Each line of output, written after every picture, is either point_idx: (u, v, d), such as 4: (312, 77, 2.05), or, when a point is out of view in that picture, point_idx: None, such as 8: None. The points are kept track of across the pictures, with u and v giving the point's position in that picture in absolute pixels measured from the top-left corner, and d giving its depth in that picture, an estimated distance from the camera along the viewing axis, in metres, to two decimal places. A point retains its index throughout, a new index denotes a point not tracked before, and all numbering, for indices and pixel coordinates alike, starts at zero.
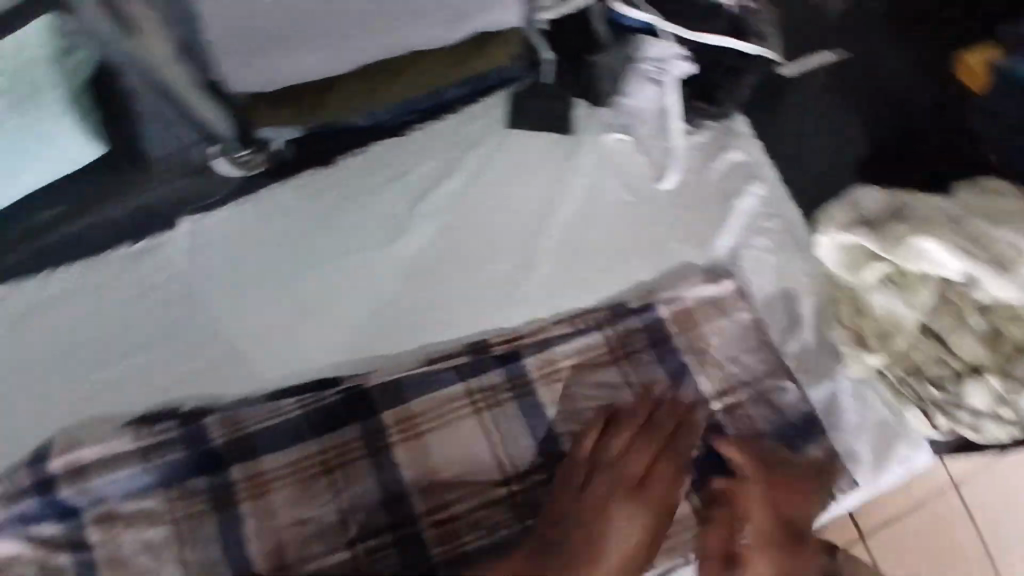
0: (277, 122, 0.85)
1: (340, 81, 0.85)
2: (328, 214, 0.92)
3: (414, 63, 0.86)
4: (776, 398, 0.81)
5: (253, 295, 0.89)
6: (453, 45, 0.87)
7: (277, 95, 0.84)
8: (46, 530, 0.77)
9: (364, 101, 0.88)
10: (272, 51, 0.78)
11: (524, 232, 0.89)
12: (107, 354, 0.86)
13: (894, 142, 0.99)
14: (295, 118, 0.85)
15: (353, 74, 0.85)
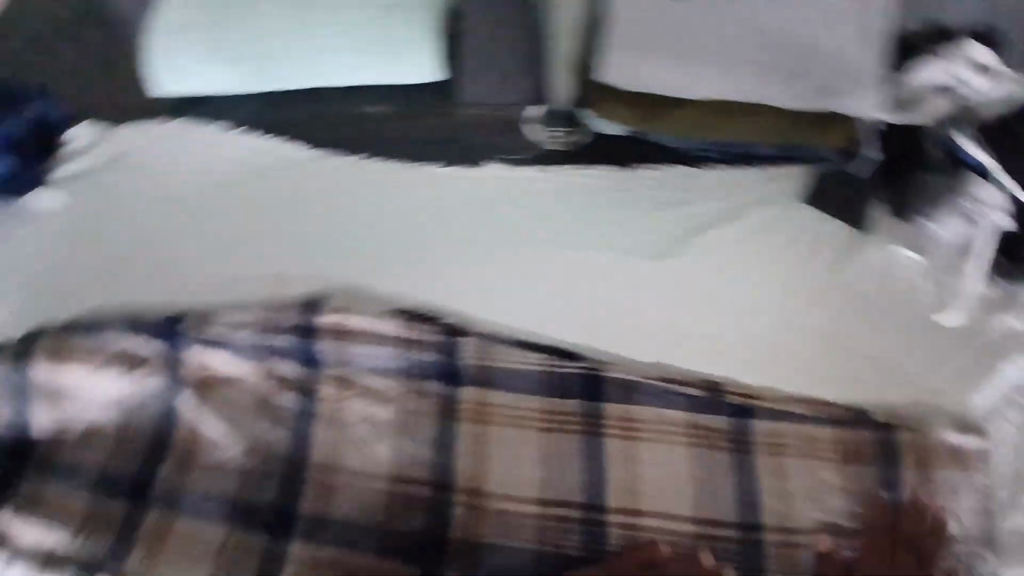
0: (613, 116, 0.90)
1: (685, 105, 0.89)
2: (609, 208, 0.94)
3: (756, 114, 0.89)
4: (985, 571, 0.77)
5: (521, 248, 0.93)
6: (799, 112, 0.89)
7: (631, 96, 0.89)
8: (294, 367, 0.87)
9: (694, 130, 0.90)
10: (656, 59, 0.87)
11: (790, 303, 0.90)
12: (387, 244, 0.95)
13: None
14: (631, 120, 0.90)
15: (699, 104, 0.89)
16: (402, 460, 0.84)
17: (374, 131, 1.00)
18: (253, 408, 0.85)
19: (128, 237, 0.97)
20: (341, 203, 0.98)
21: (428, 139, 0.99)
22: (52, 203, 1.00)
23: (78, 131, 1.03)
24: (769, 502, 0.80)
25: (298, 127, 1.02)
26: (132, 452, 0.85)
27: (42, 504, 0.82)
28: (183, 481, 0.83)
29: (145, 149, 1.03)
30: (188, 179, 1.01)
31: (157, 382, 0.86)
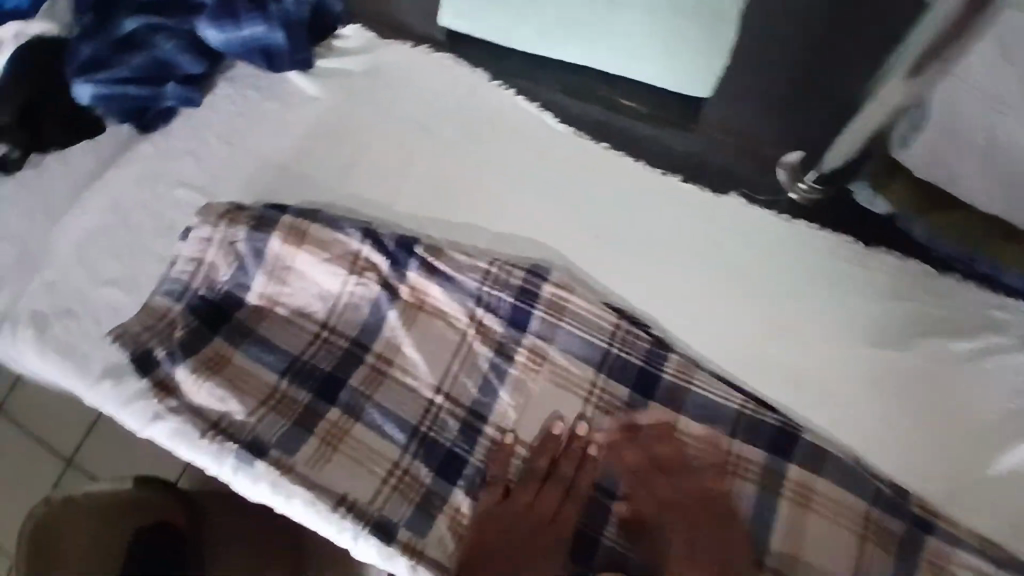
0: (877, 189, 0.95)
1: (949, 203, 0.93)
2: (795, 285, 0.94)
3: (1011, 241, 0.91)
4: None
5: (740, 286, 0.94)
6: None
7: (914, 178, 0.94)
8: (500, 322, 0.90)
9: (946, 229, 0.92)
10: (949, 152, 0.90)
11: (993, 435, 0.87)
12: (609, 238, 0.97)
13: None
14: (894, 195, 0.94)
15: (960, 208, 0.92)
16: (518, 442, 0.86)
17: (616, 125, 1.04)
18: (451, 348, 0.89)
19: (370, 148, 1.02)
20: (576, 185, 0.99)
21: (671, 152, 1.03)
22: (307, 89, 1.05)
23: (349, 30, 1.08)
24: None
25: (547, 96, 1.06)
26: (330, 350, 0.89)
27: (235, 368, 0.86)
28: (371, 391, 0.87)
29: (406, 71, 1.06)
30: (438, 113, 1.04)
31: (370, 291, 0.91)
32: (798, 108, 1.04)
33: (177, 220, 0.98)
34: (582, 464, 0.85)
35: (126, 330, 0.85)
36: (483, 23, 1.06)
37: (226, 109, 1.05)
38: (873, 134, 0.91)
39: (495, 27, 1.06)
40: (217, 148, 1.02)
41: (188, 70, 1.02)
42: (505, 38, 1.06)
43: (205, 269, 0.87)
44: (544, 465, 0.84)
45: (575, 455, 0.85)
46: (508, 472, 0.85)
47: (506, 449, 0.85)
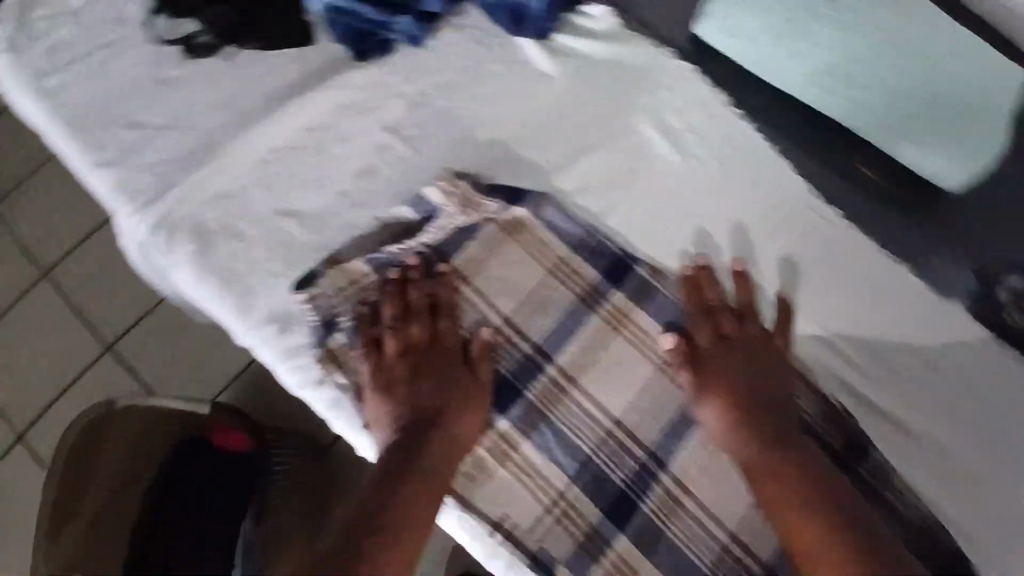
0: None
1: None
2: (1001, 412, 0.87)
3: None
4: None
5: (942, 397, 0.88)
6: None
7: None
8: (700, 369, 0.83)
9: None
10: None
11: None
12: (818, 305, 0.89)
13: None
14: None
15: None
16: (423, 351, 0.80)
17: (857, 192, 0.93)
18: (637, 391, 0.81)
19: (589, 141, 0.93)
20: (806, 255, 0.90)
21: (934, 235, 0.91)
22: (539, 61, 0.95)
23: (598, 10, 0.97)
24: None
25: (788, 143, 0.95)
26: (507, 354, 0.81)
27: (409, 353, 0.79)
28: (548, 406, 0.80)
29: (653, 76, 0.96)
30: (662, 125, 0.95)
31: (572, 300, 0.84)
32: None
33: (377, 166, 0.88)
34: (484, 351, 0.80)
35: (321, 292, 0.79)
36: (762, 52, 0.93)
37: (449, 58, 0.94)
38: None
39: (773, 60, 0.92)
40: (430, 99, 0.92)
41: (427, 7, 0.93)
42: (775, 76, 0.93)
43: (413, 245, 0.82)
44: (431, 341, 0.80)
45: (453, 315, 0.81)
46: (425, 399, 0.77)
47: (412, 351, 0.79)
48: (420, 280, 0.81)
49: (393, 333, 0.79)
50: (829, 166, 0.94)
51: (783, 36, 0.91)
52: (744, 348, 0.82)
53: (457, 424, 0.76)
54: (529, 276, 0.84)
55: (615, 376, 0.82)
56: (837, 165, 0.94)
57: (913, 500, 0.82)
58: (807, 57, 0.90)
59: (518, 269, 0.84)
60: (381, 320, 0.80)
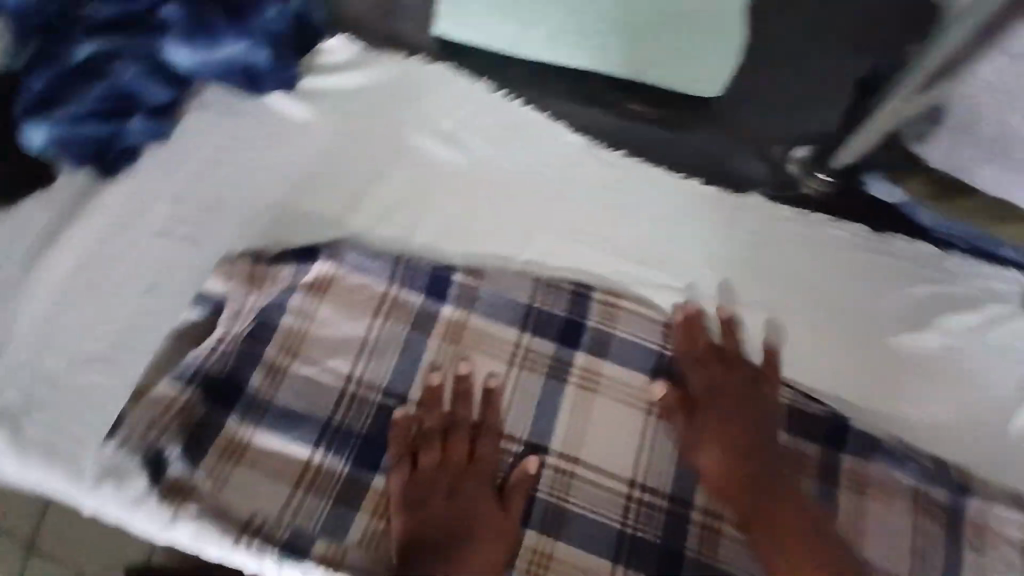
0: (905, 188, 0.95)
1: (974, 199, 0.93)
2: (820, 272, 0.94)
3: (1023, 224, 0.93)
4: None
5: (768, 280, 0.93)
6: None
7: (940, 177, 0.93)
8: (544, 343, 0.86)
9: (962, 223, 0.94)
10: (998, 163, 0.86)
11: (1008, 402, 0.92)
12: (632, 242, 0.93)
13: None
14: (929, 198, 0.95)
15: (986, 205, 0.93)
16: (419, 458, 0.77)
17: (637, 123, 1.00)
18: (494, 395, 0.82)
19: (367, 173, 0.92)
20: (606, 201, 0.94)
21: (708, 142, 1.00)
22: (290, 111, 0.93)
23: (337, 41, 0.96)
24: None
25: (561, 107, 0.99)
26: (359, 408, 0.80)
27: (250, 451, 0.78)
28: (416, 446, 0.78)
29: (404, 90, 0.97)
30: (431, 132, 0.95)
31: (403, 332, 0.83)
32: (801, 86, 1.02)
33: (161, 281, 0.86)
34: (475, 435, 0.80)
35: (132, 433, 0.77)
36: (509, 34, 0.98)
37: (203, 144, 0.92)
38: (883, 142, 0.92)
39: (523, 41, 0.98)
40: (198, 191, 0.90)
41: (154, 100, 0.88)
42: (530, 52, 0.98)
43: (221, 344, 0.80)
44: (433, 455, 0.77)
45: (461, 434, 0.79)
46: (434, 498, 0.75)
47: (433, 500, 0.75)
48: (242, 377, 0.79)
49: (226, 439, 0.78)
50: (601, 107, 0.99)
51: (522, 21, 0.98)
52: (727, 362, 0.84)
53: (480, 520, 0.75)
54: (348, 329, 0.82)
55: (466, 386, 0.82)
56: (608, 102, 0.99)
57: (778, 386, 0.87)
58: (552, 31, 0.98)
59: (335, 326, 0.82)
60: (214, 434, 0.78)
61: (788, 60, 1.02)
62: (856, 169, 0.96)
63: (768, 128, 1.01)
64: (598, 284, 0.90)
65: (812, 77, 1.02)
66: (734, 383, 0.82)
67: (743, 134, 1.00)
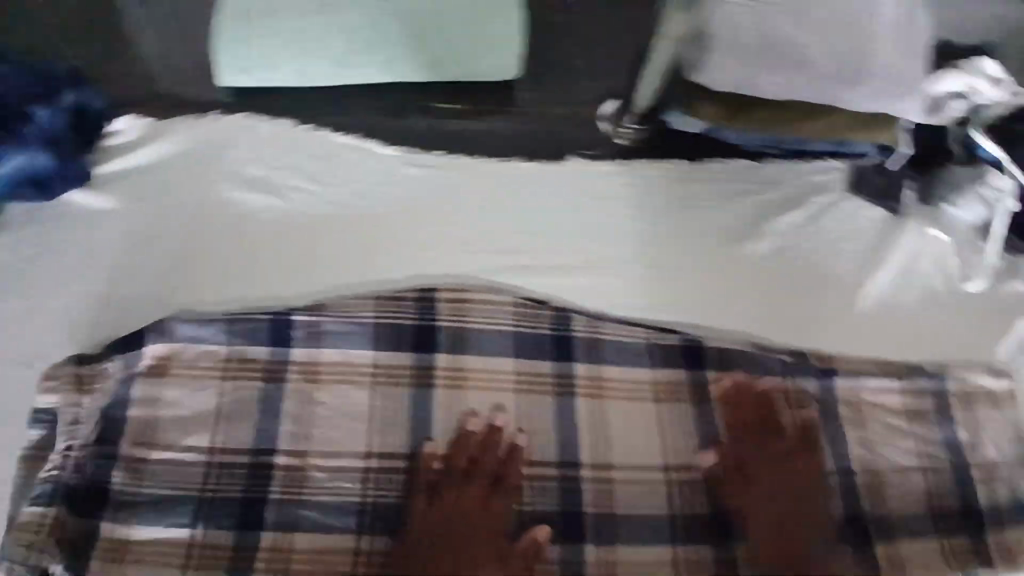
0: (699, 115, 1.00)
1: (760, 106, 1.00)
2: (650, 215, 1.01)
3: (812, 116, 1.01)
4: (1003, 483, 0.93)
5: (604, 233, 0.99)
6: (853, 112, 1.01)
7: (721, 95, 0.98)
8: (404, 355, 0.86)
9: (760, 129, 1.01)
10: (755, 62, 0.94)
11: (844, 280, 1.00)
12: (468, 233, 0.95)
13: None
14: (721, 117, 0.99)
15: (772, 105, 1.01)
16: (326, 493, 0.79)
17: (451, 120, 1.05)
18: (363, 418, 0.83)
19: (189, 242, 0.91)
20: (432, 202, 0.97)
21: (521, 121, 1.06)
22: (95, 203, 0.93)
23: (123, 123, 0.96)
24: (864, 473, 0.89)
25: (377, 126, 1.03)
26: (230, 474, 0.79)
27: (127, 551, 0.75)
28: (299, 491, 0.79)
29: (210, 149, 0.97)
30: (245, 183, 0.95)
31: (258, 387, 0.83)
32: (589, 54, 1.10)
33: (4, 406, 0.84)
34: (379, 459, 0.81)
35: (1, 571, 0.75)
36: (302, 71, 1.00)
37: (14, 261, 0.90)
38: (665, 71, 0.98)
39: (318, 73, 1.00)
40: (19, 309, 0.88)
41: None
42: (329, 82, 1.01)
43: (72, 452, 0.79)
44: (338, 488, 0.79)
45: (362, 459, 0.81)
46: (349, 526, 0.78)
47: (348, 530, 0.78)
48: (101, 480, 0.78)
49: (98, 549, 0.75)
50: (415, 116, 1.05)
51: (309, 54, 0.99)
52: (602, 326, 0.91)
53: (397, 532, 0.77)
54: (200, 400, 0.81)
55: (335, 420, 0.83)
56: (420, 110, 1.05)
57: (633, 328, 0.92)
58: (342, 55, 1.00)
59: (187, 402, 0.81)
60: (85, 546, 0.75)
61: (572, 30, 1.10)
62: (654, 107, 1.04)
63: (571, 94, 1.08)
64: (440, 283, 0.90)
65: (596, 45, 1.11)
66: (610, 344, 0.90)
67: (551, 104, 1.07)
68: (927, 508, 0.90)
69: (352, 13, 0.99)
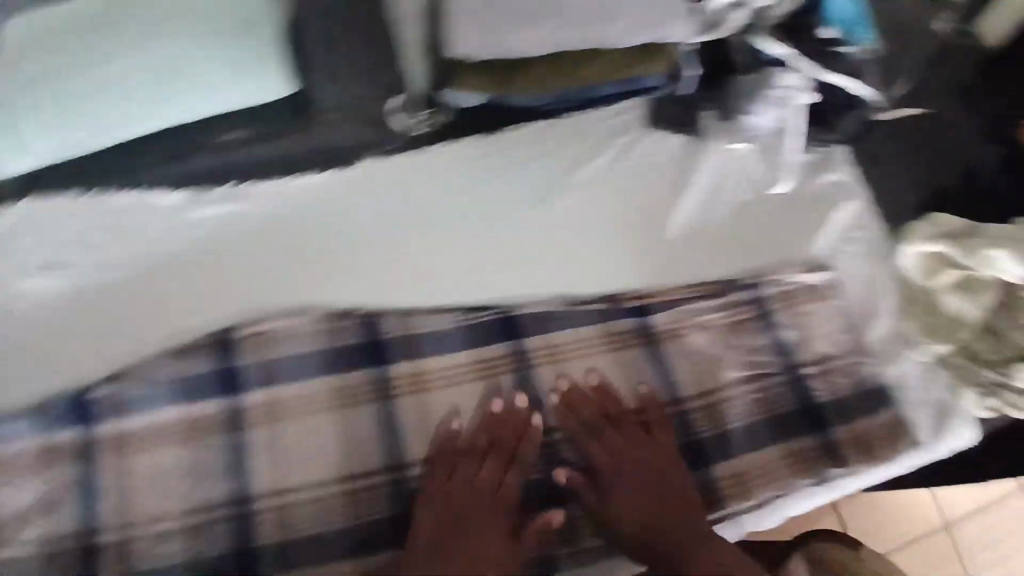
0: (470, 87, 0.96)
1: (527, 65, 0.97)
2: (449, 198, 1.00)
3: (588, 60, 0.98)
4: (839, 373, 0.94)
5: (404, 230, 0.98)
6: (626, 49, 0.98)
7: (482, 64, 0.96)
8: (207, 405, 0.87)
9: (536, 87, 0.98)
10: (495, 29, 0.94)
11: (653, 215, 1.02)
12: (265, 266, 0.96)
13: (975, 188, 1.06)
14: (488, 85, 0.96)
15: (542, 61, 0.97)
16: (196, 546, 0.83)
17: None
18: (180, 474, 0.85)
19: None
20: (227, 241, 0.97)
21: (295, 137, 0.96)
22: None
23: None
24: (698, 400, 0.92)
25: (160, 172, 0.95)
26: (63, 559, 0.82)
27: None
28: (133, 556, 0.82)
29: None
30: (30, 271, 0.94)
31: (78, 468, 0.85)
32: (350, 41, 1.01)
33: None
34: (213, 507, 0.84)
35: None
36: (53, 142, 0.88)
37: None
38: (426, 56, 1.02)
39: (71, 142, 0.89)
40: None
41: None
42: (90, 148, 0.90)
43: None
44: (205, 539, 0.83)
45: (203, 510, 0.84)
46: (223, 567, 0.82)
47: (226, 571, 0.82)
48: None
49: None
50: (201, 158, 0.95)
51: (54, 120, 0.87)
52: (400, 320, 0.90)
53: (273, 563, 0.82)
54: (26, 492, 0.84)
55: (157, 482, 0.85)
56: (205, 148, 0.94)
57: (444, 315, 0.91)
58: (94, 112, 0.88)
59: (14, 497, 0.84)
60: None
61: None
62: (433, 93, 0.99)
63: None
64: (236, 324, 0.91)
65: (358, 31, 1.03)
66: (420, 337, 0.90)
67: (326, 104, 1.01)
68: (763, 417, 0.92)
69: (94, 64, 0.88)
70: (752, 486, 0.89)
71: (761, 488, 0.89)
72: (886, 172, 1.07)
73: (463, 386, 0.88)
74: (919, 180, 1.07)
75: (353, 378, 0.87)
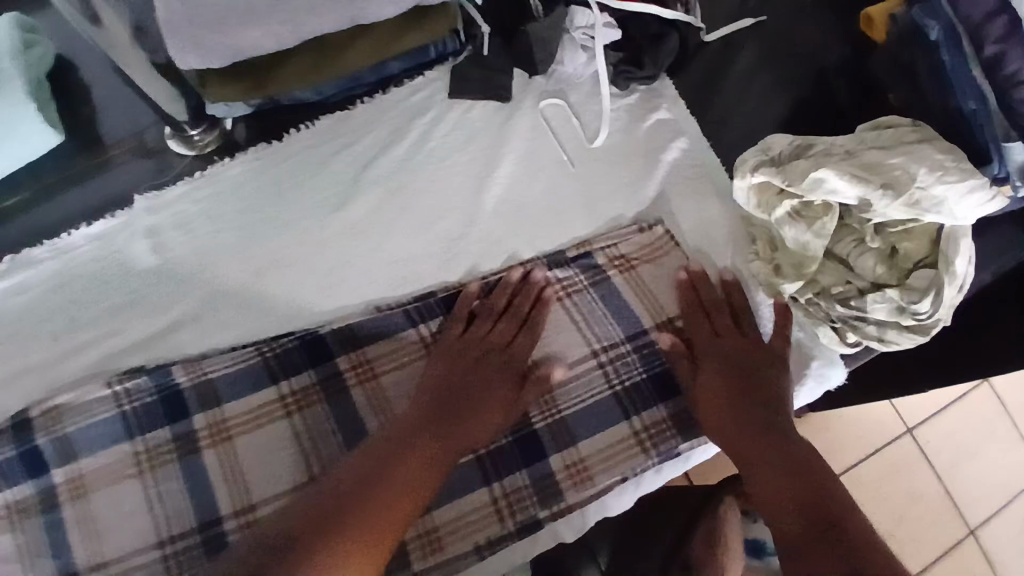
0: (229, 97, 0.86)
1: (285, 58, 0.86)
2: (242, 219, 0.92)
3: (358, 37, 0.87)
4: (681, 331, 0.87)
5: (198, 263, 0.90)
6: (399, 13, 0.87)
7: (230, 70, 0.84)
8: (12, 495, 0.80)
9: (309, 78, 0.88)
10: (227, 22, 0.77)
11: (466, 195, 0.93)
12: (57, 331, 0.87)
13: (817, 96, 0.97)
14: (249, 92, 0.86)
15: (302, 49, 0.86)
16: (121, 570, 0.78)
17: (15, 213, 0.96)
18: None
19: None
20: (11, 312, 0.88)
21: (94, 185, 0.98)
22: None
23: None
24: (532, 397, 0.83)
25: None
26: None
27: None
28: None
29: None
30: None
31: None
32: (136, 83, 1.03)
33: None
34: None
35: None
36: None
37: None
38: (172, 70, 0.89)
39: None
40: None
41: None
42: None
43: None
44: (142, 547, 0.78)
45: None
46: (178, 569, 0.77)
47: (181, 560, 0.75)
48: None
49: None
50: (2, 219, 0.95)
51: None
52: (196, 369, 0.84)
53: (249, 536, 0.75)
54: None
55: None
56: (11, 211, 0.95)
57: (246, 350, 0.85)
58: None
59: None
60: None
61: (109, 65, 1.04)
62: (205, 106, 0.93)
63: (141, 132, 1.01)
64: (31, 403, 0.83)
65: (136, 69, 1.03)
66: (219, 380, 0.84)
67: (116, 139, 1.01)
68: (607, 394, 0.84)
69: None
70: (595, 472, 0.81)
71: (610, 471, 0.81)
72: (719, 96, 0.98)
73: (268, 424, 0.82)
74: (753, 101, 0.97)
75: (156, 437, 0.82)
